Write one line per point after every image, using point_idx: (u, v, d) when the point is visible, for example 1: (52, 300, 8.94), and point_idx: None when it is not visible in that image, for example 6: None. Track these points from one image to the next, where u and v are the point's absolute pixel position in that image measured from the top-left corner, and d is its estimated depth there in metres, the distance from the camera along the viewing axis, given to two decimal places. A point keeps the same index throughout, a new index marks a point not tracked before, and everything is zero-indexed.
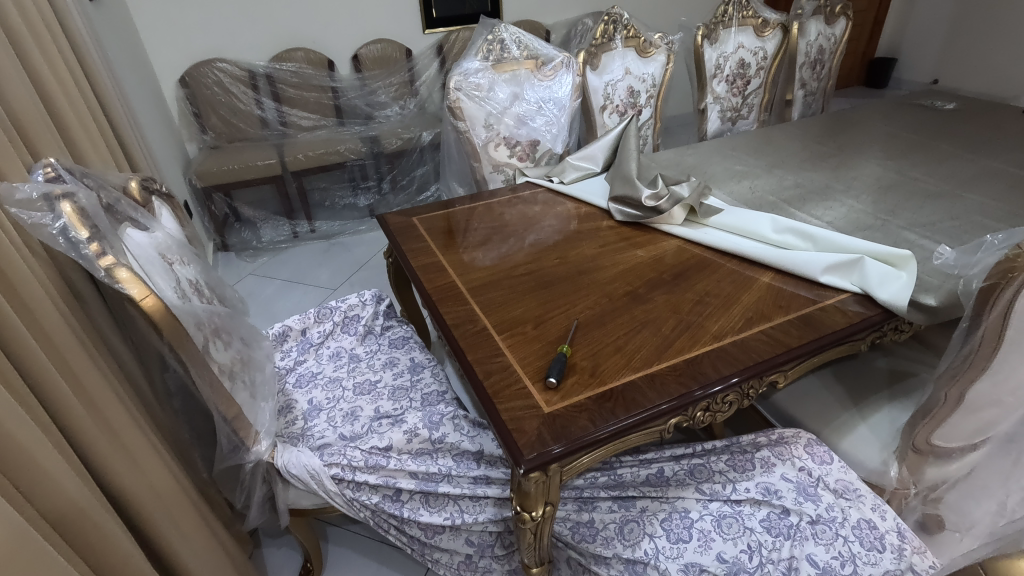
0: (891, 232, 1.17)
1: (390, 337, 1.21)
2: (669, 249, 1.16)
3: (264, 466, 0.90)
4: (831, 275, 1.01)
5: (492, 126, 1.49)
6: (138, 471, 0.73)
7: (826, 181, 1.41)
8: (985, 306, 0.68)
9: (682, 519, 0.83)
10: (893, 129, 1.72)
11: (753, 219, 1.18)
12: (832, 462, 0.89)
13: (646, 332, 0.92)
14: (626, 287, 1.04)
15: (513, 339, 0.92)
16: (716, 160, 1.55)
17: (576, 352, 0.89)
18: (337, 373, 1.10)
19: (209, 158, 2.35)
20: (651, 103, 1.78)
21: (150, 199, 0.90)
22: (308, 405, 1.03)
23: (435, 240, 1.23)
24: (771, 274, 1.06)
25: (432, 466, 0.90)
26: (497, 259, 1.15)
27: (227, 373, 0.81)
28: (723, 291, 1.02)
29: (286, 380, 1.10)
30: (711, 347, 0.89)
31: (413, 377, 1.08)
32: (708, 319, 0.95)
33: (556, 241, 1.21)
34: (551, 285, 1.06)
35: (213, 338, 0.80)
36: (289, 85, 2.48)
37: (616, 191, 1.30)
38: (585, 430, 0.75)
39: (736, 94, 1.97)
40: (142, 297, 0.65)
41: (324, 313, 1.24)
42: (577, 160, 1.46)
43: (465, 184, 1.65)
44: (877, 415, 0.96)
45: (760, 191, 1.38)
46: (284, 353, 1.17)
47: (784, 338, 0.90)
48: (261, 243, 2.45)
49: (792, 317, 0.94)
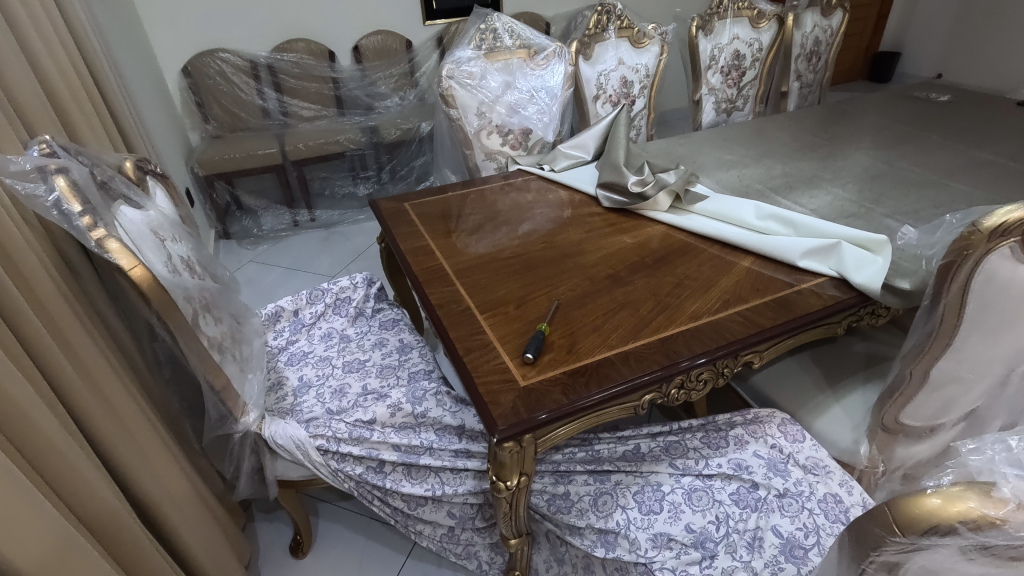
0: (873, 220, 1.19)
1: (381, 319, 1.24)
2: (655, 235, 1.18)
3: (252, 437, 0.92)
4: (808, 260, 1.03)
5: (484, 114, 1.51)
6: (129, 436, 0.76)
7: (814, 171, 1.42)
8: (945, 283, 0.70)
9: (654, 492, 0.85)
10: (885, 120, 1.73)
11: (737, 206, 1.20)
12: (804, 440, 0.91)
13: (625, 312, 0.95)
14: (608, 270, 1.07)
15: (495, 318, 0.95)
16: (706, 150, 1.57)
17: (555, 330, 0.91)
18: (327, 352, 1.14)
19: (211, 147, 2.37)
20: (645, 93, 1.79)
21: (145, 179, 0.93)
22: (299, 381, 1.07)
23: (427, 225, 1.26)
24: (751, 259, 1.08)
25: (414, 439, 0.92)
26: (489, 245, 1.17)
27: (217, 347, 0.84)
28: (703, 275, 1.04)
29: (278, 358, 1.14)
30: (688, 327, 0.91)
31: (401, 356, 1.12)
32: (686, 301, 0.97)
33: (546, 228, 1.23)
34: (536, 268, 1.08)
35: (203, 312, 0.83)
36: (290, 75, 2.51)
37: (603, 177, 1.31)
38: (559, 402, 0.78)
39: (731, 85, 1.98)
40: (131, 267, 0.68)
41: (317, 295, 1.27)
42: (568, 148, 1.49)
43: (458, 172, 1.68)
44: (851, 396, 0.98)
45: (747, 179, 1.39)
46: (277, 333, 1.20)
47: (758, 319, 0.92)
48: (262, 232, 2.49)
49: (769, 300, 0.97)
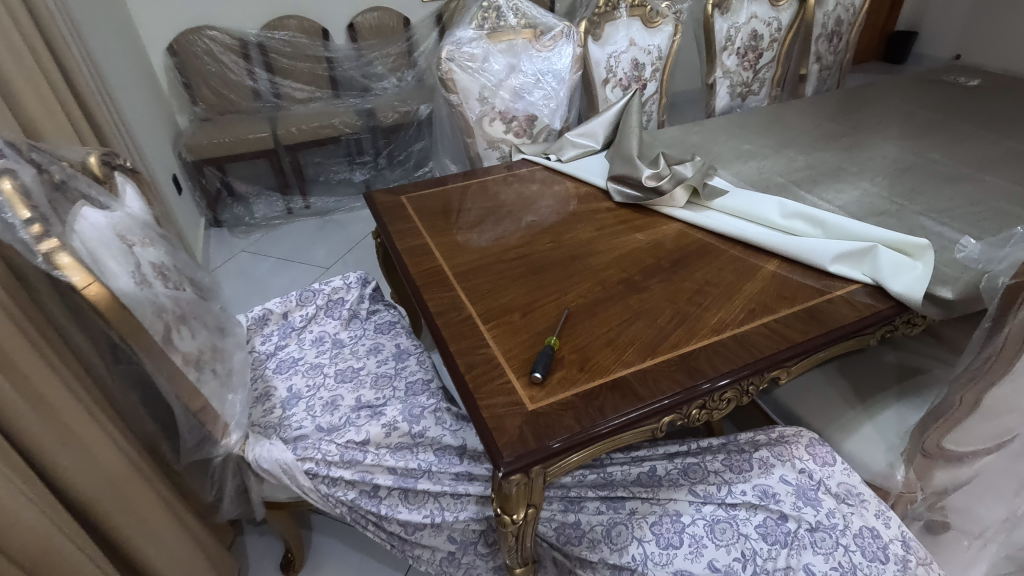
0: (906, 218, 1.10)
1: (376, 322, 1.17)
2: (670, 234, 1.10)
3: (234, 459, 0.85)
4: (840, 265, 0.95)
5: (487, 100, 1.41)
6: (96, 466, 0.69)
7: (839, 162, 1.33)
8: (1012, 306, 0.62)
9: (674, 523, 0.79)
10: (912, 107, 1.63)
11: (759, 202, 1.11)
12: (835, 464, 0.85)
13: (640, 322, 0.87)
14: (621, 274, 0.98)
15: (500, 329, 0.87)
16: (721, 139, 1.47)
17: (565, 344, 0.83)
18: (318, 359, 1.08)
19: (200, 131, 2.27)
20: (657, 76, 1.68)
21: (112, 175, 0.83)
22: (288, 392, 1.02)
23: (424, 220, 1.17)
24: (776, 262, 0.99)
25: (412, 461, 0.85)
26: (492, 242, 1.09)
27: (193, 363, 0.77)
28: (725, 279, 0.96)
29: (266, 366, 1.07)
30: (710, 341, 0.84)
31: (397, 365, 1.06)
32: (707, 310, 0.89)
33: (551, 223, 1.14)
34: (544, 270, 1.00)
35: (177, 326, 0.76)
36: (281, 54, 2.37)
37: (614, 169, 1.22)
38: (571, 430, 0.71)
39: (747, 68, 1.87)
40: (85, 285, 0.60)
41: (308, 296, 1.19)
42: (577, 136, 1.39)
43: (458, 162, 1.60)
44: (885, 413, 0.91)
45: (767, 172, 1.30)
46: (265, 337, 1.12)
47: (788, 332, 0.84)
48: (254, 220, 2.39)
49: (797, 310, 0.89)
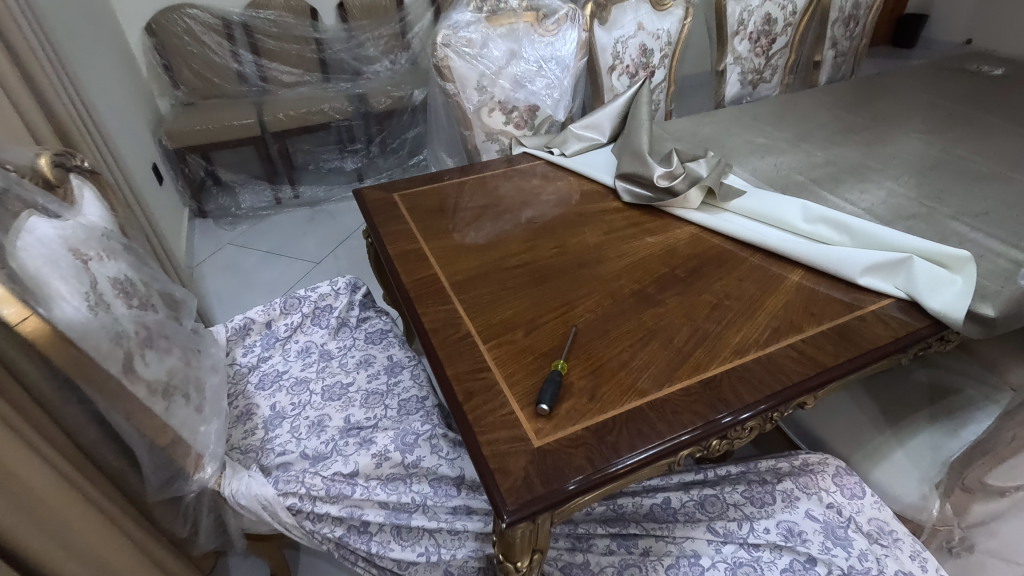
0: (937, 222, 1.03)
1: (367, 330, 1.09)
2: (684, 239, 1.01)
3: (209, 494, 0.77)
4: (870, 276, 0.87)
5: (485, 88, 1.32)
6: (49, 513, 0.62)
7: (862, 158, 1.24)
8: None
9: (692, 566, 0.72)
10: (935, 97, 1.54)
11: (779, 204, 1.03)
12: (864, 497, 0.78)
13: (656, 343, 0.80)
14: (632, 285, 0.90)
15: (502, 350, 0.79)
16: (735, 131, 1.38)
17: (573, 369, 0.76)
18: (304, 374, 1.00)
19: (182, 116, 2.15)
20: (666, 63, 1.58)
21: (66, 180, 0.74)
22: (271, 411, 0.94)
23: (418, 221, 1.08)
24: (801, 272, 0.92)
25: (405, 494, 0.78)
26: (492, 246, 1.01)
27: (159, 393, 0.69)
28: (746, 292, 0.88)
29: (247, 381, 0.99)
30: (733, 365, 0.76)
31: (389, 380, 0.99)
32: (728, 329, 0.82)
33: (555, 225, 1.06)
34: (549, 280, 0.92)
35: (140, 353, 0.68)
36: (267, 35, 2.24)
37: (622, 166, 1.13)
38: (582, 472, 0.63)
39: (759, 54, 1.77)
40: (20, 319, 0.56)
41: (292, 303, 1.11)
42: (580, 129, 1.30)
43: (454, 154, 1.51)
44: (917, 439, 0.84)
45: (785, 168, 1.22)
46: (247, 349, 1.04)
47: (817, 355, 0.77)
48: (241, 211, 2.30)
49: (826, 328, 0.81)
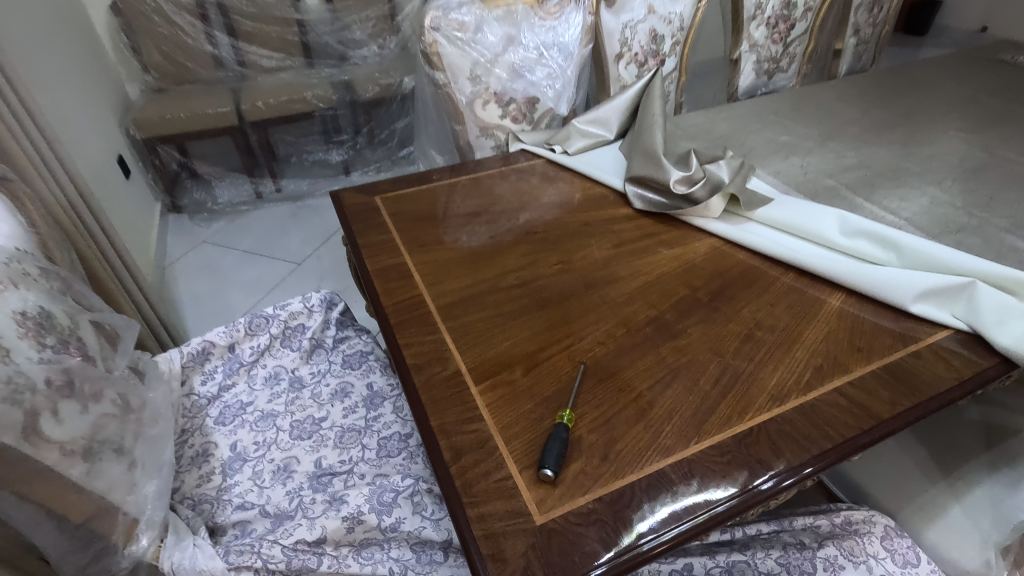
0: (990, 236, 0.91)
1: (344, 353, 0.97)
2: (704, 253, 0.89)
3: (146, 568, 0.63)
4: (923, 303, 0.76)
5: (479, 78, 1.18)
6: None
7: (898, 159, 1.12)
8: None
9: None
10: (969, 91, 1.41)
11: (813, 213, 0.90)
12: (919, 565, 0.68)
13: (677, 385, 0.68)
14: (648, 310, 0.78)
15: (497, 394, 0.67)
16: (754, 128, 1.25)
17: (582, 419, 0.64)
18: (272, 407, 0.88)
19: (153, 103, 2.00)
20: (677, 51, 1.44)
21: None
22: (231, 452, 0.82)
23: (402, 230, 0.95)
24: (841, 296, 0.80)
25: (380, 566, 0.68)
26: (486, 260, 0.88)
27: (79, 456, 0.56)
28: (780, 321, 0.76)
29: (206, 416, 0.86)
30: (770, 415, 0.64)
31: (368, 416, 0.87)
32: (762, 367, 0.70)
33: (558, 235, 0.93)
34: (552, 303, 0.79)
35: (49, 410, 0.55)
36: (245, 16, 2.07)
37: (633, 168, 1.01)
38: (594, 559, 0.52)
39: (776, 41, 1.64)
40: None
41: (258, 323, 0.96)
42: (584, 124, 1.17)
43: (444, 151, 1.38)
44: (976, 493, 0.73)
45: (814, 170, 1.09)
46: (206, 376, 0.91)
47: (868, 402, 0.65)
48: (218, 206, 2.16)
49: (876, 367, 0.69)
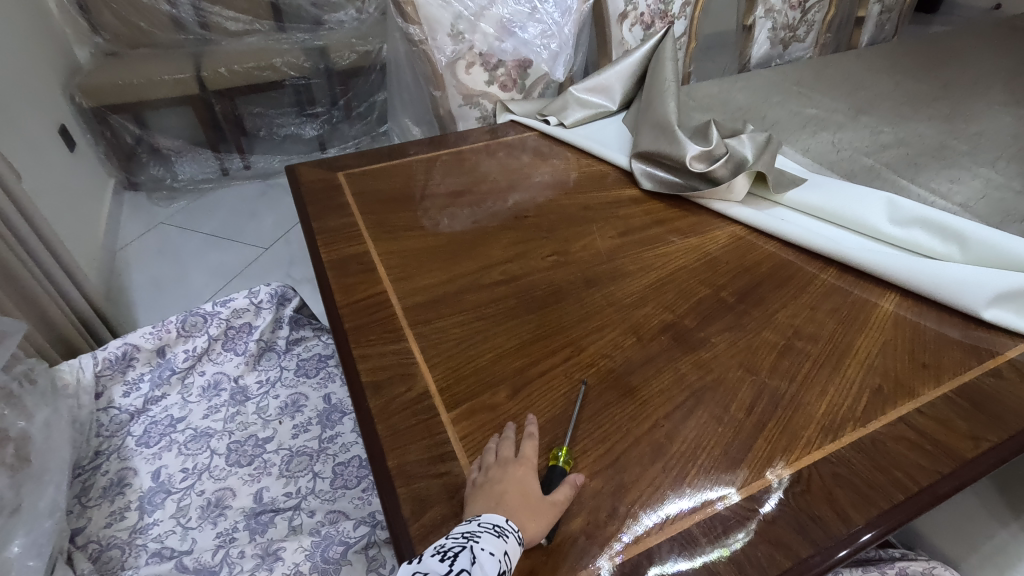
0: None
1: (299, 358, 0.82)
2: (727, 244, 0.74)
3: None
4: (996, 308, 0.62)
5: (462, 36, 1.02)
6: None
7: (942, 136, 0.97)
8: None
9: None
10: (1011, 62, 1.26)
11: (855, 196, 0.76)
12: None
13: (703, 411, 0.53)
14: (663, 315, 0.64)
15: (474, 423, 0.53)
16: (776, 100, 1.10)
17: (581, 459, 0.50)
18: (207, 425, 0.73)
19: (103, 68, 1.82)
20: (687, 12, 1.27)
21: None
22: (151, 483, 0.67)
23: (365, 212, 0.80)
24: (895, 299, 0.66)
25: None
26: (465, 249, 0.73)
27: None
28: (825, 330, 0.62)
29: (126, 435, 0.71)
30: (822, 453, 0.50)
31: (322, 438, 0.72)
32: (808, 388, 0.56)
33: (552, 220, 0.78)
34: (545, 304, 0.65)
35: None
36: None
37: (641, 142, 0.86)
38: None
39: (794, 7, 1.48)
40: None
41: (195, 322, 0.81)
42: (583, 92, 1.01)
43: (422, 123, 1.21)
44: None
45: (848, 147, 0.95)
46: (129, 387, 0.76)
47: (943, 438, 0.52)
48: (178, 182, 1.98)
49: (947, 390, 0.55)
